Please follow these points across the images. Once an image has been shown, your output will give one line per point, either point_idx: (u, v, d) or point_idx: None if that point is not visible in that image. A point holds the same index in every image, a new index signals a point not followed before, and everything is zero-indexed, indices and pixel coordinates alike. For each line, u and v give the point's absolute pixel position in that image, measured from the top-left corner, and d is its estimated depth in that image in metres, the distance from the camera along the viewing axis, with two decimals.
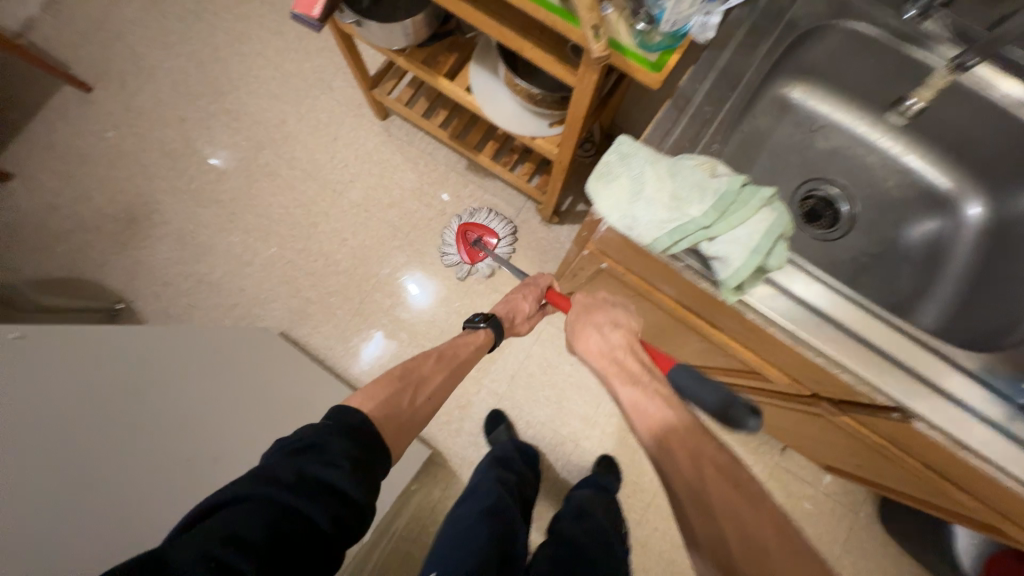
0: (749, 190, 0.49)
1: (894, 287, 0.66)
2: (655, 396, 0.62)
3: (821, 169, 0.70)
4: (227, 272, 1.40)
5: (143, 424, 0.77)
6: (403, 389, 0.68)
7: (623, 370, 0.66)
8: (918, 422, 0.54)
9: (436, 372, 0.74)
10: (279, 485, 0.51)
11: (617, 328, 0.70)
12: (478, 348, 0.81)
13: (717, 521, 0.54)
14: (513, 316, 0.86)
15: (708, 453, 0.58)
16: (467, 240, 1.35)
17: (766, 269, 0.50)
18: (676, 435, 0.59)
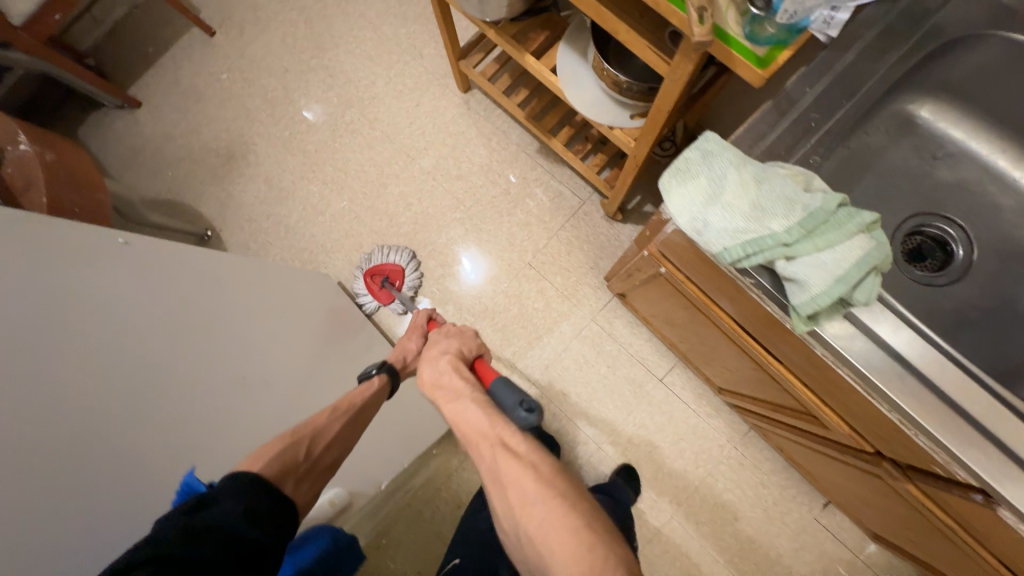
0: (844, 212, 0.44)
1: (1003, 351, 0.57)
2: (476, 404, 0.59)
3: (937, 203, 0.61)
4: (301, 218, 1.51)
5: (214, 347, 0.82)
6: (295, 437, 0.65)
7: (449, 392, 0.63)
8: (1004, 510, 0.47)
9: (331, 423, 0.70)
10: (167, 543, 0.49)
11: (446, 355, 0.70)
12: (376, 393, 0.78)
13: (505, 494, 0.50)
14: (404, 357, 0.86)
15: (498, 432, 0.55)
16: (376, 283, 1.39)
17: (848, 303, 0.45)
18: (478, 431, 0.56)
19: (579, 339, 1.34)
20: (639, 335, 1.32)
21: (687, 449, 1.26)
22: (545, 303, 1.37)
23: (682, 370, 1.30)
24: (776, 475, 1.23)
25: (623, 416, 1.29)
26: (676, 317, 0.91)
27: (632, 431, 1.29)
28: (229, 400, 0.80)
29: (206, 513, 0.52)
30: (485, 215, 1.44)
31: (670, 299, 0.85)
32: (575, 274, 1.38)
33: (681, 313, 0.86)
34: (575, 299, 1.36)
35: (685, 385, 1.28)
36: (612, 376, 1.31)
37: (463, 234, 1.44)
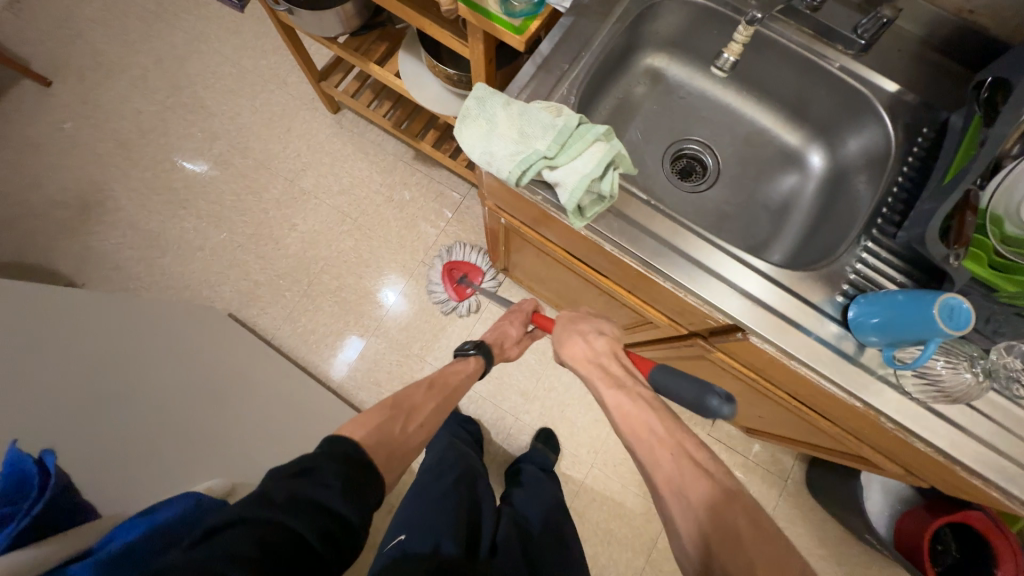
0: (586, 127, 0.57)
1: (749, 230, 0.74)
2: (638, 399, 0.66)
3: (686, 131, 0.78)
4: (178, 256, 1.44)
5: (73, 364, 0.76)
6: (400, 414, 0.69)
7: (608, 374, 0.70)
8: (753, 337, 0.61)
9: (428, 399, 0.75)
10: (273, 506, 0.47)
11: (601, 335, 0.76)
12: (469, 376, 0.85)
13: (691, 506, 0.56)
14: (502, 341, 0.93)
15: (681, 441, 0.61)
16: (454, 278, 1.40)
17: (605, 197, 0.57)
18: (648, 427, 0.63)
19: (482, 322, 1.42)
20: None
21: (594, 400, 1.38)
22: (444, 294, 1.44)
23: None
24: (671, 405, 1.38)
25: (534, 383, 1.38)
26: (541, 271, 1.03)
27: (544, 395, 1.38)
28: (96, 412, 0.72)
29: (320, 484, 0.50)
30: (374, 223, 1.49)
31: (528, 254, 0.96)
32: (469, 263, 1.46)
33: (539, 264, 0.97)
34: None
35: None
36: None
37: (355, 244, 1.47)
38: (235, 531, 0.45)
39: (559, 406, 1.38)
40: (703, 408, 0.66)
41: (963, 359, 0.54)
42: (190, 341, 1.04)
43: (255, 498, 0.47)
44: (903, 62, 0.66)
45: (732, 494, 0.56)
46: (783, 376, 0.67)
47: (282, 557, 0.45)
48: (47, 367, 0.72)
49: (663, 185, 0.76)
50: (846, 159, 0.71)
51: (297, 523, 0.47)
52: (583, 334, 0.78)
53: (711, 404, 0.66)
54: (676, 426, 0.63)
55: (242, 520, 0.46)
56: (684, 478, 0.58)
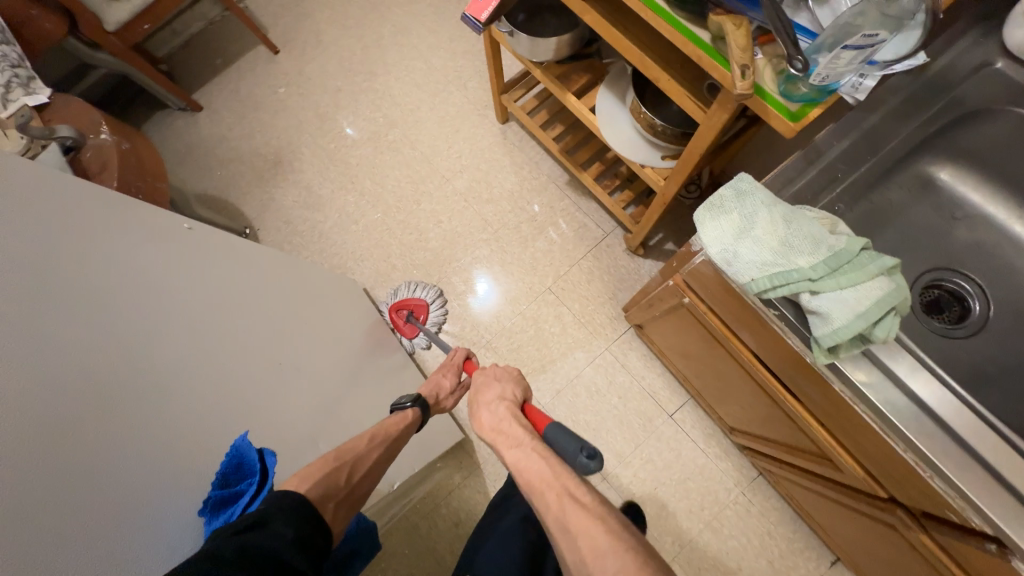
0: (868, 254, 0.48)
1: (1023, 407, 0.58)
2: (533, 450, 0.63)
3: (954, 260, 0.64)
4: (336, 225, 1.58)
5: (236, 341, 0.78)
6: (343, 464, 0.72)
7: (508, 437, 0.67)
8: (1020, 563, 0.47)
9: (367, 449, 0.77)
10: (218, 560, 0.51)
11: (503, 401, 0.74)
12: (408, 427, 0.86)
13: (575, 544, 0.53)
14: (437, 393, 0.97)
15: (563, 482, 0.58)
16: (401, 317, 1.44)
17: (869, 340, 0.48)
18: (541, 477, 0.59)
19: (593, 367, 1.36)
20: (652, 368, 1.34)
21: (693, 489, 1.25)
22: (561, 327, 1.40)
23: (693, 408, 1.30)
24: (783, 525, 1.20)
25: (630, 448, 1.29)
26: (694, 349, 0.93)
27: (638, 464, 1.28)
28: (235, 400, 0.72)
29: (267, 535, 0.55)
30: (511, 238, 1.50)
31: (689, 331, 0.88)
32: (593, 302, 1.41)
33: (699, 345, 0.88)
34: (591, 327, 1.39)
35: (695, 424, 1.28)
36: (622, 406, 1.32)
37: (488, 254, 1.50)
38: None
39: (652, 481, 1.27)
40: (576, 466, 0.62)
41: None
42: (337, 321, 1.12)
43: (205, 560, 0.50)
44: None
45: (609, 525, 0.53)
46: None
47: None
48: (215, 341, 0.74)
49: (905, 317, 0.63)
50: None
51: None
52: (486, 403, 0.76)
53: (581, 460, 0.61)
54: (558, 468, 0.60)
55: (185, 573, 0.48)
56: (569, 514, 0.54)
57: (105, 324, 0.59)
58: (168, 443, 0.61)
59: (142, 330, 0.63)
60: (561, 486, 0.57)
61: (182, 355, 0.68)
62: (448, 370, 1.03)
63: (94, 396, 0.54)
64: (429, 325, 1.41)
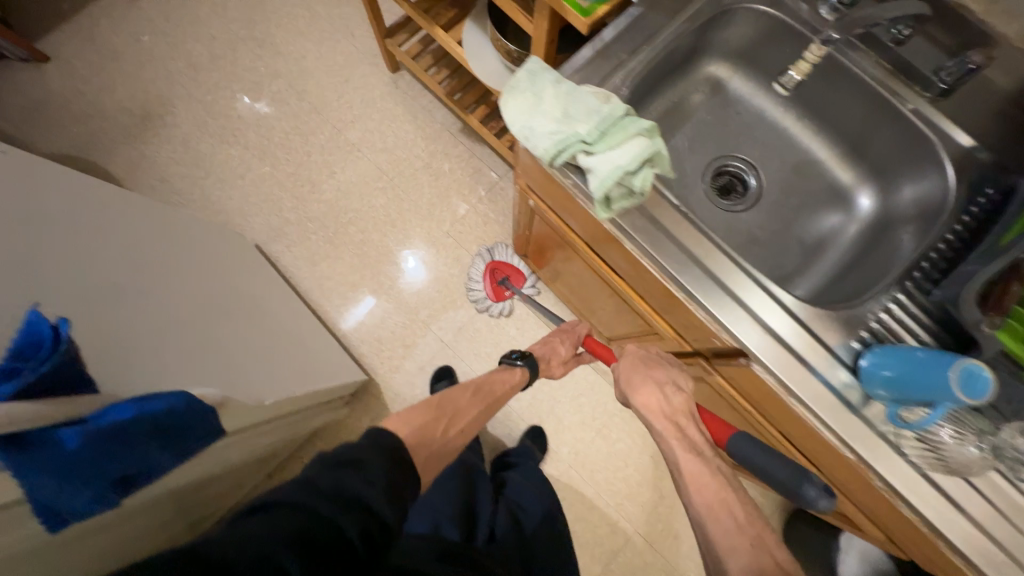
0: (630, 119, 0.56)
1: (778, 260, 0.71)
2: (715, 470, 0.60)
3: (732, 147, 0.76)
4: (220, 181, 1.50)
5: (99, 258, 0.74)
6: (437, 418, 0.72)
7: (684, 436, 0.64)
8: (754, 366, 0.59)
9: (472, 407, 0.81)
10: (318, 493, 0.46)
11: (679, 390, 0.70)
12: (514, 383, 0.93)
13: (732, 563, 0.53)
14: (550, 358, 1.02)
15: (760, 532, 0.55)
16: (495, 278, 1.40)
17: (635, 193, 0.56)
18: (728, 509, 0.57)
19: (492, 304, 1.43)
20: (547, 300, 1.43)
21: (586, 403, 1.37)
22: (461, 269, 1.45)
23: None
24: None
25: None
26: (559, 263, 1.02)
27: (537, 387, 1.38)
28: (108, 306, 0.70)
29: (359, 481, 0.48)
30: (408, 186, 1.51)
31: (549, 243, 0.96)
32: (491, 242, 1.47)
33: (559, 255, 0.97)
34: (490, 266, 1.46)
35: None
36: (520, 337, 1.41)
37: (386, 203, 1.50)
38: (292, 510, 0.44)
39: (550, 401, 1.38)
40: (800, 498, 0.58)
41: (971, 429, 0.52)
42: (224, 264, 1.09)
43: (298, 489, 0.46)
44: (981, 115, 0.62)
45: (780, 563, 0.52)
46: (777, 413, 0.65)
47: (320, 545, 0.43)
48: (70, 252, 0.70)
49: (698, 198, 0.74)
50: (896, 205, 0.67)
51: (344, 518, 0.45)
52: (655, 381, 0.72)
53: (806, 493, 0.58)
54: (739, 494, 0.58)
55: (281, 503, 0.45)
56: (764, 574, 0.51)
57: None
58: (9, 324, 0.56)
59: None
60: (739, 510, 0.56)
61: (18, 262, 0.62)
62: (564, 337, 1.04)
63: None
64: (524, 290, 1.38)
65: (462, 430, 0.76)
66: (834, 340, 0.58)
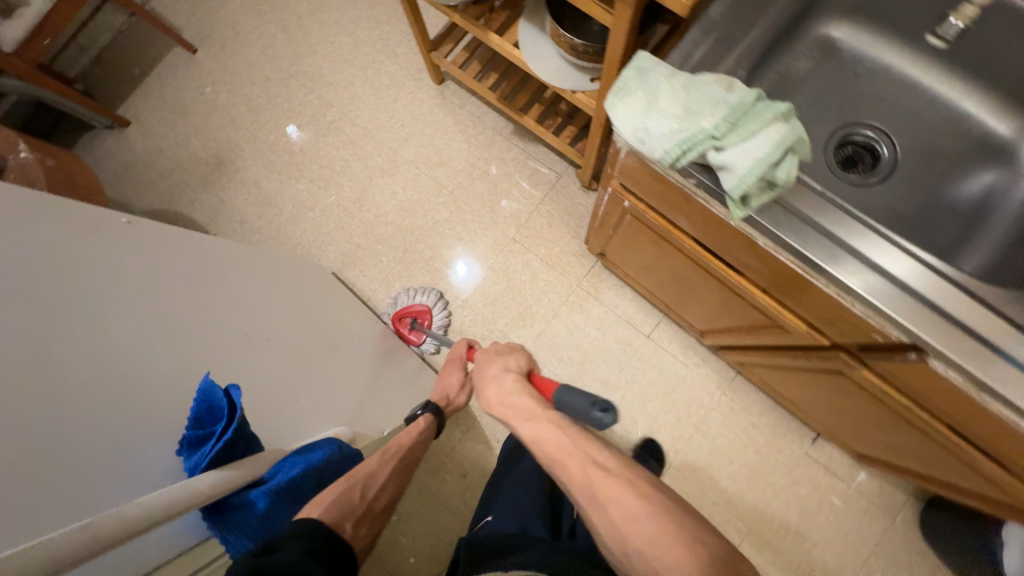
0: (763, 104, 0.50)
1: (935, 234, 0.62)
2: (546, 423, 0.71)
3: (860, 113, 0.67)
4: (292, 216, 1.57)
5: (227, 308, 0.79)
6: (357, 475, 0.58)
7: (519, 410, 0.75)
8: (933, 362, 0.53)
9: (384, 463, 0.63)
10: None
11: (508, 373, 0.83)
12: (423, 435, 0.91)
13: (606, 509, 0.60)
14: (448, 393, 1.05)
15: (586, 451, 0.66)
16: (404, 325, 1.42)
17: (775, 185, 0.50)
18: (561, 447, 0.67)
19: (567, 306, 1.40)
20: (624, 296, 1.38)
21: (680, 399, 1.32)
22: (531, 274, 1.43)
23: (668, 325, 1.35)
24: (766, 416, 1.28)
25: (616, 373, 1.35)
26: (648, 259, 0.97)
27: (626, 386, 1.34)
28: (241, 359, 0.75)
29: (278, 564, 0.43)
30: (468, 197, 1.51)
31: (640, 240, 0.92)
32: (557, 243, 1.44)
33: (652, 252, 0.92)
34: (560, 267, 1.42)
35: (671, 338, 1.34)
36: (601, 337, 1.37)
37: (448, 217, 1.50)
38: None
39: (641, 400, 1.33)
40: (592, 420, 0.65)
41: None
42: (314, 297, 1.13)
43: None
44: None
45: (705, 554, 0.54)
46: (955, 410, 0.58)
47: None
48: (207, 310, 0.75)
49: (821, 174, 0.67)
50: None
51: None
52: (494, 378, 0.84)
53: (597, 416, 0.64)
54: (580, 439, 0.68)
55: None
56: (596, 486, 0.62)
57: (88, 295, 0.59)
58: (171, 401, 0.61)
59: (125, 313, 0.62)
60: (570, 443, 0.67)
61: (175, 333, 0.67)
62: (450, 367, 1.09)
63: (101, 360, 0.56)
64: (435, 328, 1.38)
65: (383, 485, 0.60)
66: None
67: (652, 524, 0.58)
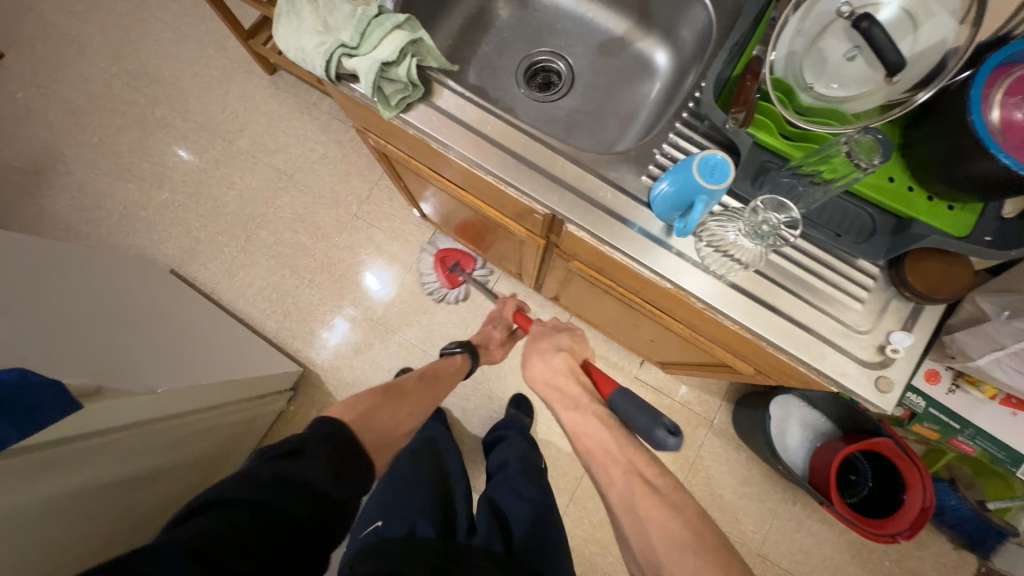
0: (386, 16, 0.58)
1: (598, 134, 0.74)
2: (591, 417, 0.72)
3: (539, 42, 0.78)
4: (123, 216, 1.50)
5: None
6: (383, 411, 0.78)
7: (563, 396, 0.76)
8: (570, 226, 0.62)
9: (419, 390, 0.89)
10: (256, 487, 0.54)
11: (559, 352, 0.82)
12: (455, 369, 1.01)
13: (648, 530, 0.62)
14: (486, 341, 1.12)
15: (632, 459, 0.68)
16: (445, 266, 1.39)
17: (406, 84, 0.58)
18: (607, 452, 0.69)
19: (413, 273, 1.45)
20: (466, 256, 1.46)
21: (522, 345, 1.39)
22: (376, 246, 1.47)
23: (507, 278, 1.44)
24: (599, 349, 1.39)
25: (462, 329, 1.41)
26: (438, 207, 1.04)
27: None
28: None
29: (307, 465, 0.59)
30: (308, 180, 1.52)
31: (420, 185, 0.99)
32: (400, 215, 1.49)
33: (432, 196, 0.99)
34: (404, 237, 1.48)
35: (510, 290, 1.43)
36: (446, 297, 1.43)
37: (290, 200, 1.51)
38: (242, 492, 0.53)
39: None
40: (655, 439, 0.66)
41: (738, 219, 0.54)
42: (118, 283, 1.10)
43: (242, 481, 0.54)
44: None
45: (682, 511, 0.63)
46: (617, 272, 0.68)
47: (261, 534, 0.51)
48: None
49: (514, 96, 0.76)
50: (684, 54, 0.71)
51: (289, 505, 0.54)
52: (542, 353, 0.84)
53: (659, 435, 0.66)
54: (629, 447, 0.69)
55: (225, 503, 0.52)
56: (634, 496, 0.65)
57: None
58: None
59: None
60: (614, 447, 0.69)
61: None
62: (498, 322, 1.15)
63: None
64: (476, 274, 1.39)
65: (410, 414, 0.83)
66: (631, 181, 0.61)
67: (697, 557, 0.59)
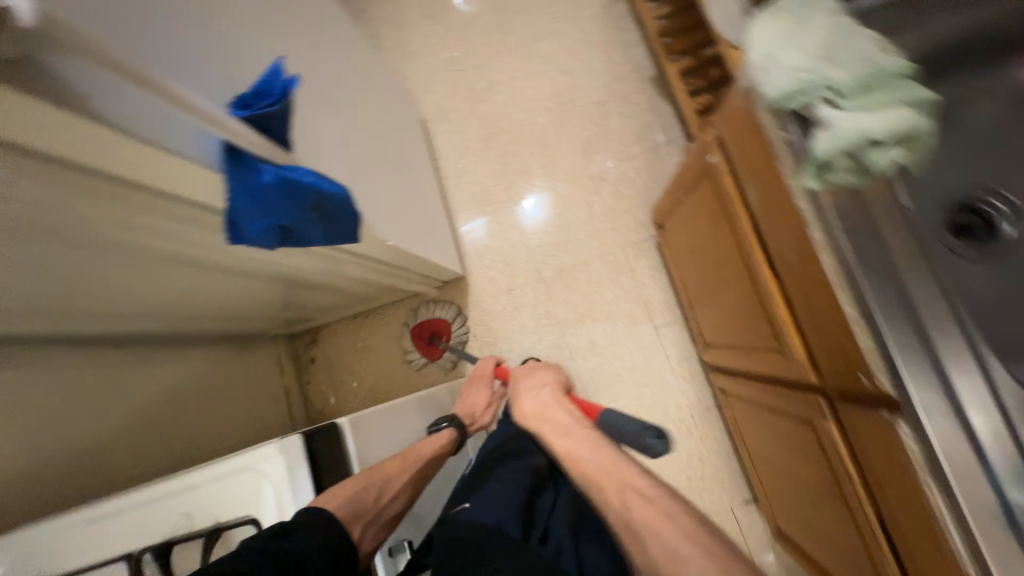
0: (906, 84, 0.46)
1: (1007, 331, 0.57)
2: (583, 440, 0.70)
3: (991, 184, 0.64)
4: (415, 50, 1.60)
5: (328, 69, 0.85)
6: (373, 481, 0.63)
7: (555, 425, 0.77)
8: (901, 427, 0.49)
9: (407, 466, 0.70)
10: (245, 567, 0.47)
11: (545, 387, 0.89)
12: (440, 447, 0.80)
13: (644, 543, 0.54)
14: (473, 410, 1.03)
15: (625, 479, 0.61)
16: (423, 337, 1.41)
17: (864, 169, 0.47)
18: (600, 471, 0.64)
19: (602, 261, 1.39)
20: (655, 279, 1.36)
21: (648, 395, 1.31)
22: (588, 215, 1.42)
23: (678, 326, 1.32)
24: (716, 455, 1.26)
25: (607, 341, 1.35)
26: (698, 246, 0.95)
27: (609, 357, 1.34)
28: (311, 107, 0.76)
29: (290, 544, 0.52)
30: (574, 116, 1.48)
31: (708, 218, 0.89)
32: (626, 201, 1.41)
33: (707, 236, 0.89)
34: (614, 223, 1.40)
35: (674, 340, 1.32)
36: (614, 303, 1.36)
37: (546, 124, 1.49)
38: (233, 561, 0.48)
39: (615, 375, 1.33)
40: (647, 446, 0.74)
41: None
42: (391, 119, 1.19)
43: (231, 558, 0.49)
44: None
45: (678, 518, 0.55)
46: (891, 494, 0.54)
47: None
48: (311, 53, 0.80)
49: (934, 217, 0.61)
50: None
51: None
52: (531, 389, 0.90)
53: (650, 440, 0.74)
54: (613, 460, 0.64)
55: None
56: (635, 513, 0.57)
57: None
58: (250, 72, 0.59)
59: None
60: (604, 455, 0.66)
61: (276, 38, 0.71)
62: (481, 381, 1.09)
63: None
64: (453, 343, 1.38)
65: (402, 486, 0.68)
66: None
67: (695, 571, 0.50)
